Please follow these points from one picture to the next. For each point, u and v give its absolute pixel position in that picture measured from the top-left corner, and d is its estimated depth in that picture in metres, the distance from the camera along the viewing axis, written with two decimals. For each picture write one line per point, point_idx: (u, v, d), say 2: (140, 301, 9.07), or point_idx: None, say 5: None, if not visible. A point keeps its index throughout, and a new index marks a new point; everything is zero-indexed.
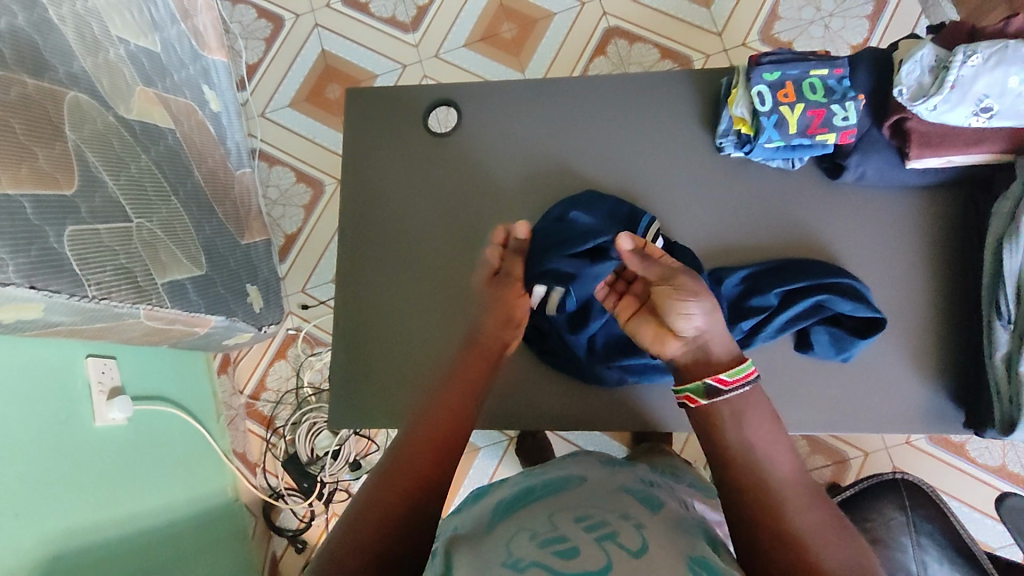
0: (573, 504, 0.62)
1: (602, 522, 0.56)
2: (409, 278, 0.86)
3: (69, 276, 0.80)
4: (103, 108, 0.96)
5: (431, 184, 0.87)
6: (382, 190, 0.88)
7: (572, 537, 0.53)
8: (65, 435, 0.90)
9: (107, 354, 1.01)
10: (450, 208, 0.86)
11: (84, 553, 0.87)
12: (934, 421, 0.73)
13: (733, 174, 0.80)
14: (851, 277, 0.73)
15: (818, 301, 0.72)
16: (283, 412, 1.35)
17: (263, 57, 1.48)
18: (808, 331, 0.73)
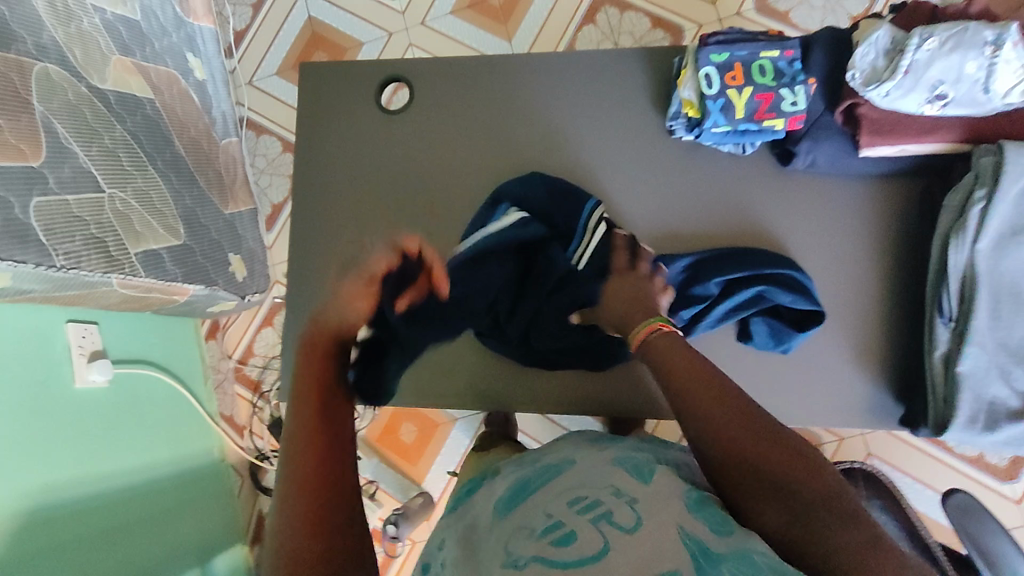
0: (565, 486, 0.61)
1: (596, 500, 0.56)
2: (350, 250, 0.86)
3: (36, 247, 0.83)
4: (74, 78, 0.98)
5: (383, 159, 0.87)
6: (334, 165, 0.88)
7: (568, 521, 0.54)
8: (45, 396, 0.94)
9: (89, 321, 1.05)
10: (388, 180, 0.87)
11: (65, 505, 0.92)
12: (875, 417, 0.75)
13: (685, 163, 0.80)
14: (793, 268, 0.73)
15: (758, 292, 0.72)
16: (269, 378, 1.39)
17: (250, 23, 1.47)
18: (748, 322, 0.74)
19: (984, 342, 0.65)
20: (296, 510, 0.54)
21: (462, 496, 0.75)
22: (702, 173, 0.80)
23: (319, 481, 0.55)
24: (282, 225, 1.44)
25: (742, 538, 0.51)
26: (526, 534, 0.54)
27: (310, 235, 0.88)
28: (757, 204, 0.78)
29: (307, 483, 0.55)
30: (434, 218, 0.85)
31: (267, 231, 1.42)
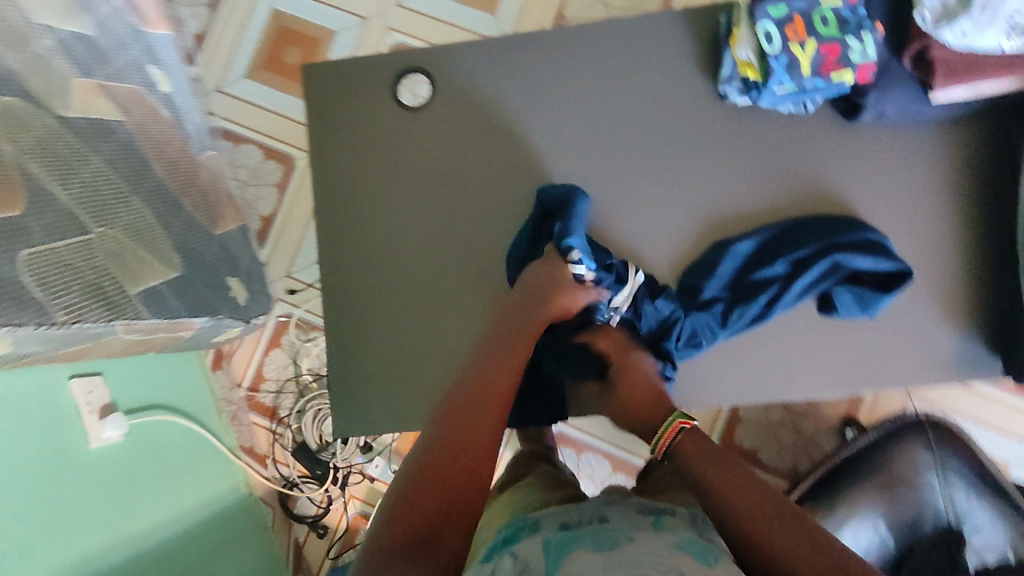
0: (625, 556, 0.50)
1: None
2: (400, 259, 0.90)
3: (33, 306, 0.74)
4: (37, 109, 0.87)
5: (419, 166, 0.90)
6: (374, 179, 0.91)
7: None
8: (61, 462, 0.86)
9: (92, 372, 0.96)
10: (428, 186, 0.90)
11: None
12: (965, 365, 0.79)
13: (741, 123, 0.84)
14: (866, 234, 0.77)
15: (835, 260, 0.76)
16: (286, 401, 1.31)
17: (210, 26, 1.36)
18: (830, 293, 0.78)
19: None
20: (403, 527, 0.54)
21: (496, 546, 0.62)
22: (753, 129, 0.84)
23: (451, 459, 0.60)
24: (276, 238, 1.35)
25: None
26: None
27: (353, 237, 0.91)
28: (825, 160, 0.83)
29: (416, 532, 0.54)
30: (478, 216, 0.89)
31: (261, 247, 1.33)
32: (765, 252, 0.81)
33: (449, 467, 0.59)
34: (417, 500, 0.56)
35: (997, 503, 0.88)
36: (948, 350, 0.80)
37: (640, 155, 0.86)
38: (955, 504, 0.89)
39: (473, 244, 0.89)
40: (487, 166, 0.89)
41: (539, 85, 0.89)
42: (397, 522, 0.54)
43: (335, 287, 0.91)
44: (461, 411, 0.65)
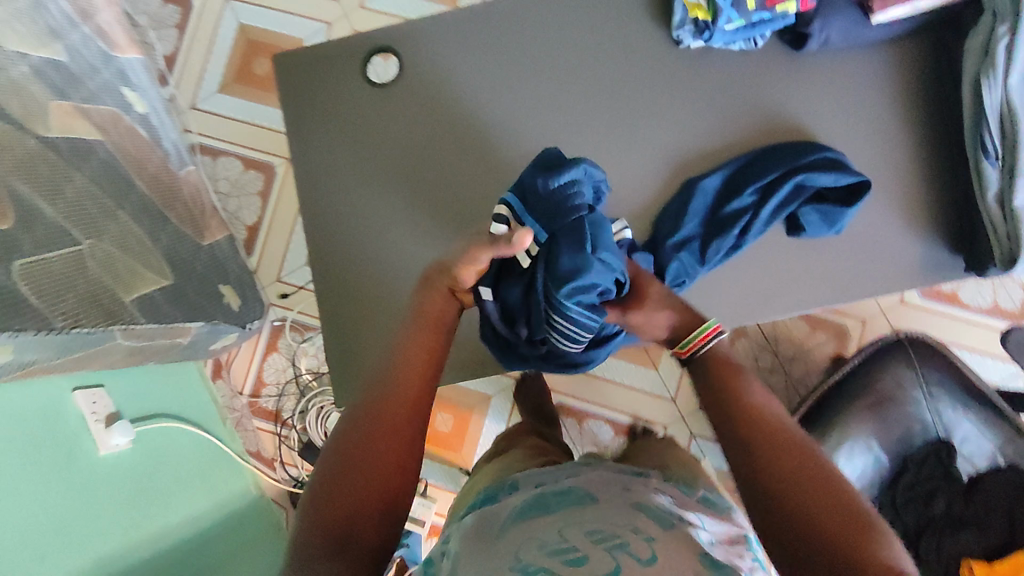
0: (581, 517, 0.59)
1: (613, 533, 0.55)
2: (382, 232, 0.93)
3: (33, 315, 0.75)
4: (22, 133, 0.89)
5: (387, 143, 0.94)
6: (345, 160, 0.94)
7: (582, 545, 0.53)
8: (73, 471, 0.87)
9: (94, 385, 0.97)
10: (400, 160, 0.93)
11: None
12: (933, 270, 0.85)
13: (696, 64, 0.89)
14: (825, 153, 0.82)
15: (798, 182, 0.81)
16: (288, 403, 1.33)
17: (178, 46, 1.39)
18: (798, 215, 0.83)
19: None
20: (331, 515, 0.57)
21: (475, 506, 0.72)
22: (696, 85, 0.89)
23: (358, 463, 0.60)
24: (263, 245, 1.37)
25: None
26: (536, 549, 0.55)
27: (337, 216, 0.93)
28: (778, 90, 0.88)
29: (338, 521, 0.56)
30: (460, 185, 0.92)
31: (249, 255, 1.35)
32: (731, 185, 0.86)
33: (355, 467, 0.60)
34: (329, 504, 0.58)
35: (981, 410, 0.92)
36: (919, 259, 0.85)
37: (603, 114, 0.90)
38: (941, 415, 0.93)
39: (457, 212, 0.92)
40: (463, 138, 0.92)
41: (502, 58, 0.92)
42: (312, 528, 0.56)
43: (324, 263, 0.93)
44: (371, 412, 0.64)
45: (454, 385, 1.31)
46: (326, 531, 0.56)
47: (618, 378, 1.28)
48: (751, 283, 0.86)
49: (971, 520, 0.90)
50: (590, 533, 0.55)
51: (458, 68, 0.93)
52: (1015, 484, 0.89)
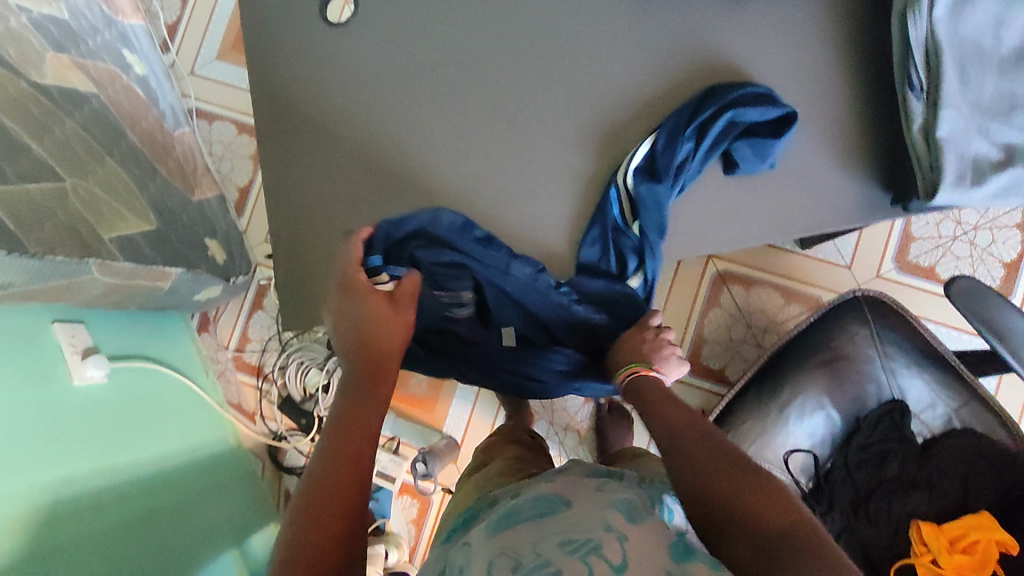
0: (553, 528, 0.60)
1: (584, 542, 0.56)
2: (335, 163, 0.99)
3: (7, 236, 0.79)
4: (14, 75, 0.94)
5: (342, 83, 0.99)
6: (305, 96, 1.00)
7: (554, 560, 0.54)
8: (47, 395, 0.92)
9: (75, 320, 1.02)
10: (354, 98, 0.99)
11: (85, 499, 0.90)
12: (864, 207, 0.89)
13: (639, 9, 0.95)
14: (750, 90, 0.88)
15: (730, 119, 0.87)
16: (270, 359, 1.37)
17: (181, 15, 1.45)
18: (732, 151, 0.88)
19: (956, 102, 0.74)
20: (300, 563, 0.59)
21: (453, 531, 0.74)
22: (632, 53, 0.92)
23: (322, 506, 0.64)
24: (253, 206, 1.42)
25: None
26: (510, 568, 0.56)
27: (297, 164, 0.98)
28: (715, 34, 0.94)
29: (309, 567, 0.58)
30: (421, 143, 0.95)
31: (239, 216, 1.40)
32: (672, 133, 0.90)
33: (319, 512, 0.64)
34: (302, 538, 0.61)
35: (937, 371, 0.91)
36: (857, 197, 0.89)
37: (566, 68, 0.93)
38: (896, 376, 0.92)
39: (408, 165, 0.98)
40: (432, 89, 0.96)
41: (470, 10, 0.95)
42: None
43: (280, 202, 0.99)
44: (331, 458, 0.69)
45: None
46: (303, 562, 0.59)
47: None
48: (694, 222, 0.92)
49: (922, 483, 0.88)
50: (562, 543, 0.57)
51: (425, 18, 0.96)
52: (968, 448, 0.88)
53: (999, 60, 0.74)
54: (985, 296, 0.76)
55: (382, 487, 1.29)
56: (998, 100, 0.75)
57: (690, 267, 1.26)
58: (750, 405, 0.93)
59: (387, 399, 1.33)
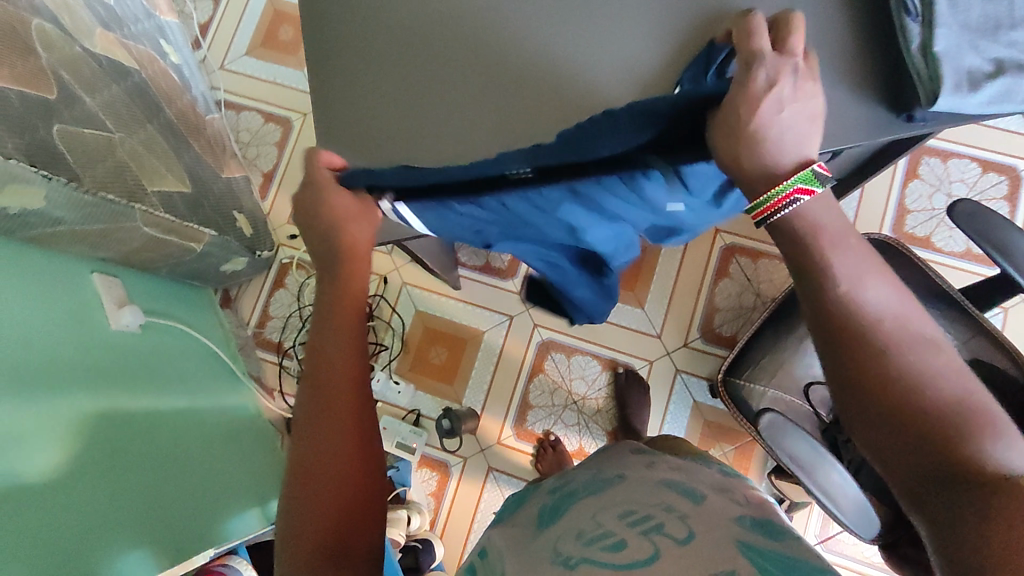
0: (610, 505, 0.63)
1: (647, 516, 0.58)
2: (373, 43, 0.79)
3: (65, 168, 0.85)
4: (70, 40, 0.98)
5: None
6: None
7: (617, 532, 0.55)
8: (85, 337, 0.95)
9: (112, 275, 1.06)
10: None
11: (114, 438, 0.91)
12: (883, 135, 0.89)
13: None
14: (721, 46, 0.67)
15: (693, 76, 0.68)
16: (290, 335, 1.40)
17: (213, 15, 1.55)
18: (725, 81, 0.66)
19: (951, 22, 0.68)
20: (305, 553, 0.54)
21: (510, 507, 0.79)
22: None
23: (330, 474, 0.56)
24: (277, 191, 1.48)
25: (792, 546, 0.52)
26: (574, 540, 0.57)
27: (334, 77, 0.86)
28: None
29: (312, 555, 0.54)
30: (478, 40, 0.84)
31: (263, 198, 1.46)
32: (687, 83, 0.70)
33: (325, 479, 0.56)
34: (307, 517, 0.55)
35: (946, 308, 0.95)
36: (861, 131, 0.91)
37: None
38: None
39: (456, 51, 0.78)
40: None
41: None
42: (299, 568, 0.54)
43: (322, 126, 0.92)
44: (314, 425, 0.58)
45: (449, 320, 1.36)
46: (316, 539, 0.54)
47: (609, 316, 1.32)
48: None
49: None
50: (622, 518, 0.58)
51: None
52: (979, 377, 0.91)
53: None
54: (987, 219, 0.81)
55: (402, 458, 1.29)
56: (985, 20, 0.69)
57: (699, 239, 1.32)
58: (768, 341, 0.96)
59: (409, 373, 1.35)
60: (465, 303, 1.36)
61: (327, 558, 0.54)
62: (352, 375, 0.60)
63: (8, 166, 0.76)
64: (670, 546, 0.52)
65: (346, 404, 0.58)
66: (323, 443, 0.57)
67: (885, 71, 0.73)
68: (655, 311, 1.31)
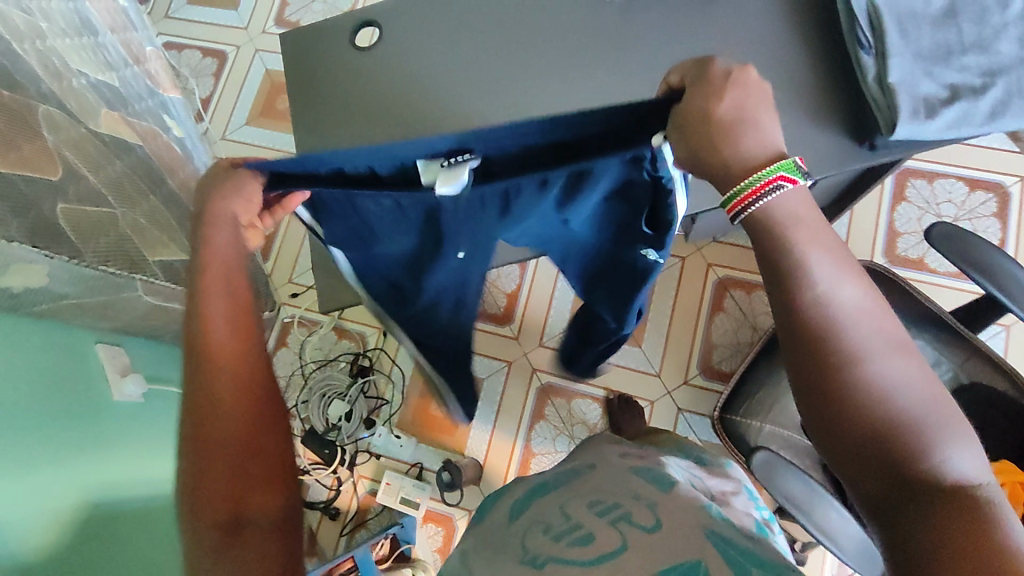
0: (583, 494, 0.63)
1: (615, 507, 0.58)
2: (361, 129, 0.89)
3: (69, 246, 0.87)
4: (76, 121, 1.03)
5: (355, 64, 0.91)
6: (321, 69, 0.92)
7: (586, 525, 0.55)
8: (92, 407, 0.96)
9: (114, 344, 1.08)
10: (366, 75, 0.91)
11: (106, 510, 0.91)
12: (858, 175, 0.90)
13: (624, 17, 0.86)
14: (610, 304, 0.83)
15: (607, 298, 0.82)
16: (292, 394, 1.40)
17: (213, 91, 1.64)
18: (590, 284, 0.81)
19: (903, 52, 0.71)
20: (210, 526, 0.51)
21: (492, 500, 0.79)
22: (638, 17, 0.84)
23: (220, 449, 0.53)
24: (277, 252, 1.49)
25: (761, 547, 0.55)
26: (541, 534, 0.57)
27: (325, 132, 0.90)
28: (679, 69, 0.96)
29: (218, 526, 0.51)
30: (462, 92, 0.87)
31: (265, 260, 1.47)
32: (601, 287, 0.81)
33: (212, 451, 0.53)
34: (208, 494, 0.52)
35: (939, 331, 0.94)
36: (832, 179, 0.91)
37: None
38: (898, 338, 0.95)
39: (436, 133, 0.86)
40: (450, 52, 0.90)
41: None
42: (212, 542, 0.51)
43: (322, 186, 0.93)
44: (201, 406, 0.54)
45: None
46: (222, 504, 0.51)
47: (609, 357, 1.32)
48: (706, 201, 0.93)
49: None
50: (590, 508, 0.59)
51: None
52: (976, 400, 0.91)
53: (930, 15, 0.72)
54: (965, 240, 0.81)
55: (406, 514, 1.28)
56: (935, 47, 0.71)
57: (691, 275, 1.33)
58: (764, 375, 0.95)
59: (412, 426, 1.35)
60: None
61: (230, 524, 0.51)
62: (223, 348, 0.55)
63: (12, 249, 0.78)
64: (636, 538, 0.52)
65: (233, 367, 0.55)
66: (212, 412, 0.53)
67: (845, 103, 0.76)
68: (652, 350, 1.31)
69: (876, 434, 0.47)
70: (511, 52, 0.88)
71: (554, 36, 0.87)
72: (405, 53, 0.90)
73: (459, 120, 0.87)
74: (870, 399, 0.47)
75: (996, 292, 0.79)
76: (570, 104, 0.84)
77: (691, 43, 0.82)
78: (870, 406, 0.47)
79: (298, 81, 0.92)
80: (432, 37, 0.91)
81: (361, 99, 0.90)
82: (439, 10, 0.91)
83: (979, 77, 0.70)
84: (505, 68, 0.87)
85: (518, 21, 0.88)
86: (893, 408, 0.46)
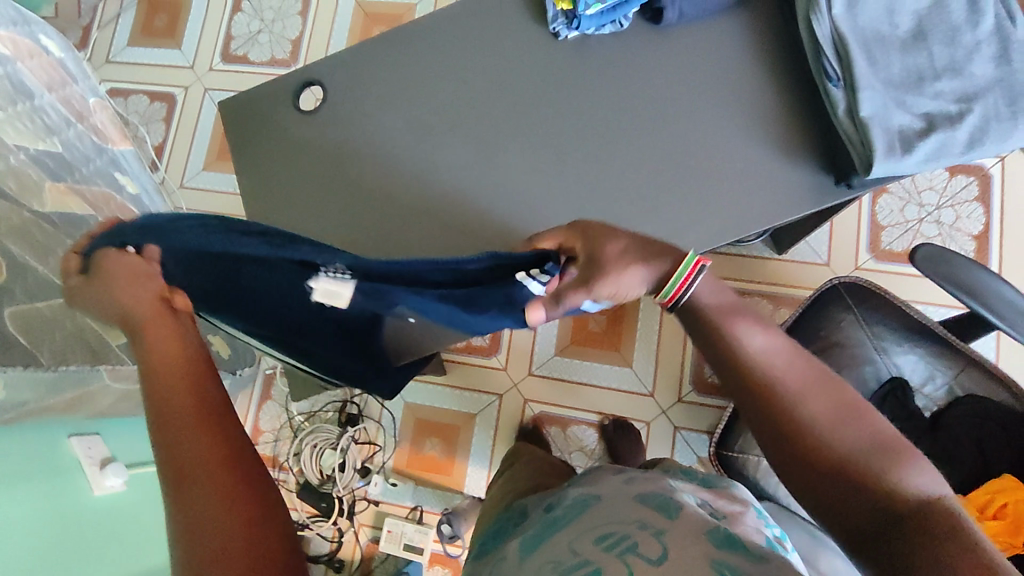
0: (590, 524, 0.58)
1: (622, 536, 0.53)
2: (316, 199, 0.84)
3: (19, 351, 0.82)
4: (15, 207, 0.97)
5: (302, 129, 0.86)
6: (267, 138, 0.87)
7: (594, 559, 0.51)
8: (70, 511, 0.92)
9: (90, 433, 1.04)
10: (315, 141, 0.86)
11: None
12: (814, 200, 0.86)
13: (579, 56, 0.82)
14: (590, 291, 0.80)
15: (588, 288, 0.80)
16: (283, 447, 1.37)
17: (165, 137, 1.57)
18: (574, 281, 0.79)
19: (874, 83, 0.67)
20: None
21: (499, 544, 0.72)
22: (595, 55, 0.81)
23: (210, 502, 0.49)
24: None
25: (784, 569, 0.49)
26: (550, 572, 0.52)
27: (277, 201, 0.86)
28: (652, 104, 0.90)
29: None
30: (420, 149, 0.83)
31: None
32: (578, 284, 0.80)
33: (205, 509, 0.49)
34: None
35: (929, 342, 0.93)
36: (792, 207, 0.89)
37: None
38: (889, 354, 0.94)
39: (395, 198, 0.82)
40: (402, 106, 0.85)
41: (418, 37, 0.86)
42: None
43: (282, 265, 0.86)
44: (183, 484, 0.49)
45: (438, 408, 1.34)
46: None
47: (600, 380, 1.30)
48: None
49: (940, 456, 0.90)
50: (598, 541, 0.53)
51: (374, 43, 0.87)
52: (977, 411, 0.89)
53: (899, 39, 0.68)
54: (950, 261, 0.79)
55: (412, 560, 1.27)
56: (907, 73, 0.67)
57: None
58: None
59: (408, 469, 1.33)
60: (453, 388, 1.35)
61: None
62: (188, 414, 0.52)
63: None
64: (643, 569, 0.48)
65: (220, 439, 0.51)
66: (202, 490, 0.48)
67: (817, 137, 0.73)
68: (644, 369, 1.30)
69: (843, 465, 0.49)
70: (467, 103, 0.83)
71: (509, 83, 0.82)
72: (356, 113, 0.86)
73: (420, 180, 0.82)
74: (827, 432, 0.51)
75: (985, 314, 0.77)
76: (532, 156, 0.80)
77: (652, 79, 0.79)
78: (833, 436, 0.50)
79: (244, 152, 0.86)
80: (380, 93, 0.86)
81: (312, 163, 0.85)
82: (386, 63, 0.86)
83: (955, 103, 0.66)
84: (462, 120, 0.83)
85: (471, 68, 0.84)
86: (844, 440, 0.50)
